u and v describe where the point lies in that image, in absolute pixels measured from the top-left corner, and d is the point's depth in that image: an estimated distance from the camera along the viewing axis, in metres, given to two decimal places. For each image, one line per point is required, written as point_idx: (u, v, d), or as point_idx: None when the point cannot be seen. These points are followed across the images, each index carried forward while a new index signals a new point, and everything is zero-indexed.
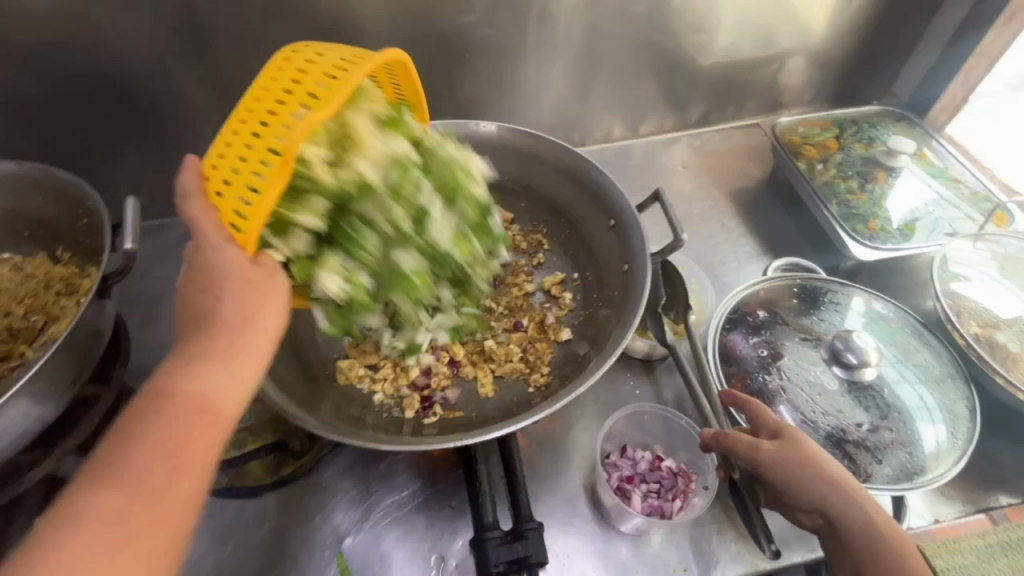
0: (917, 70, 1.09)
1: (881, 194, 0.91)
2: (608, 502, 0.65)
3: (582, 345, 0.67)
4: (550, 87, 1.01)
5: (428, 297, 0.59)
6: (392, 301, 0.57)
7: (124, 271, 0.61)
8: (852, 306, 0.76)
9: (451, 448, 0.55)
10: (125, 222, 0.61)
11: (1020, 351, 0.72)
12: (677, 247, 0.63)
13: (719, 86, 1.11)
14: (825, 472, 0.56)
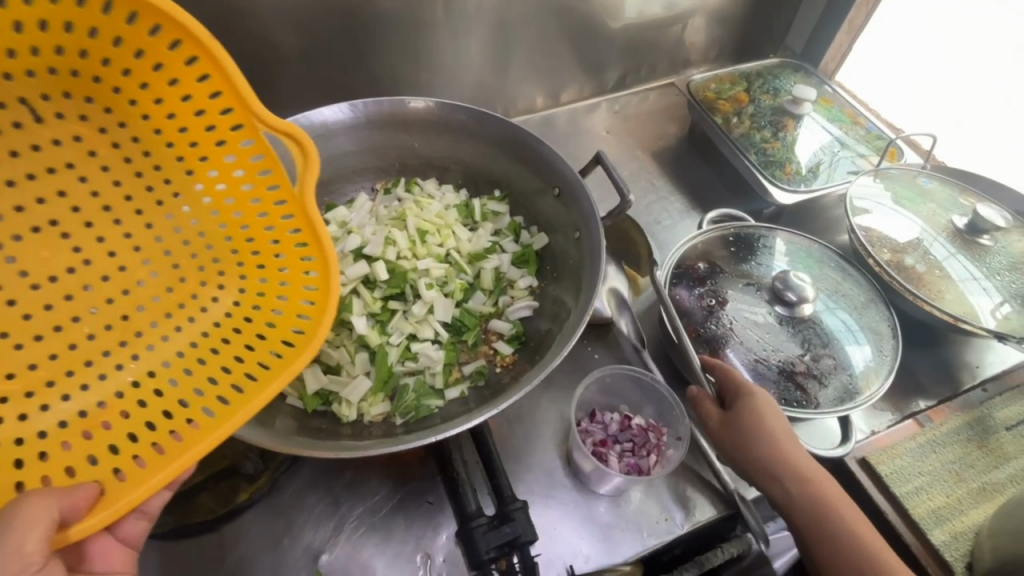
0: (806, 23, 1.17)
1: (792, 140, 0.97)
2: (587, 467, 0.65)
3: (543, 320, 0.66)
4: (468, 60, 0.97)
5: (435, 302, 0.63)
6: (406, 310, 0.63)
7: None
8: (781, 249, 0.81)
9: (430, 443, 0.53)
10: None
11: (924, 271, 0.80)
12: (626, 208, 0.62)
13: (631, 49, 1.12)
14: (756, 433, 0.58)
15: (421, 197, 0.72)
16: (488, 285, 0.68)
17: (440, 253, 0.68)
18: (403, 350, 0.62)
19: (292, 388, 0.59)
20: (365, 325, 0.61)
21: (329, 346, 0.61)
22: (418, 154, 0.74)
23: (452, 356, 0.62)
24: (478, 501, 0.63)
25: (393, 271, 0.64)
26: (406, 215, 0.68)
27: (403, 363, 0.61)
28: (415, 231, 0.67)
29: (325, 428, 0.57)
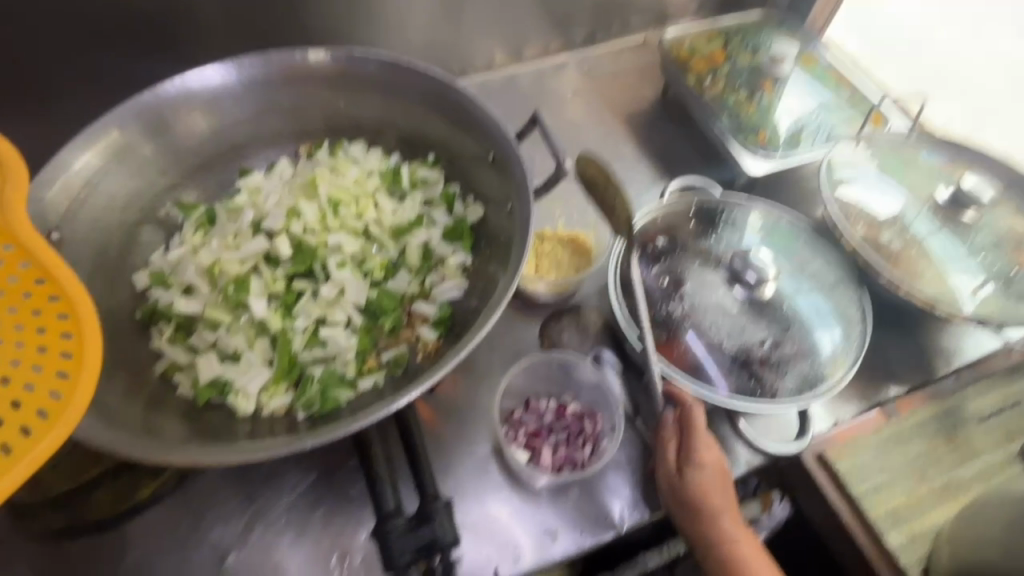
0: None
1: (769, 103, 0.88)
2: (517, 463, 0.61)
3: (472, 300, 0.59)
4: (414, 9, 0.88)
5: (349, 282, 0.57)
6: (316, 290, 0.57)
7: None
8: (748, 223, 0.74)
9: (325, 443, 0.46)
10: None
11: (902, 249, 0.73)
12: (562, 176, 0.55)
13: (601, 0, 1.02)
14: (694, 505, 0.55)
15: (345, 163, 0.65)
16: (415, 261, 0.61)
17: (359, 226, 0.60)
18: (310, 335, 0.55)
19: (186, 376, 0.53)
20: (267, 308, 0.55)
21: (227, 331, 0.54)
22: (343, 115, 0.66)
23: (366, 342, 0.56)
24: (399, 498, 0.58)
25: (302, 247, 0.57)
26: (322, 184, 0.61)
27: (311, 349, 0.55)
28: (329, 202, 0.60)
29: (217, 424, 0.51)
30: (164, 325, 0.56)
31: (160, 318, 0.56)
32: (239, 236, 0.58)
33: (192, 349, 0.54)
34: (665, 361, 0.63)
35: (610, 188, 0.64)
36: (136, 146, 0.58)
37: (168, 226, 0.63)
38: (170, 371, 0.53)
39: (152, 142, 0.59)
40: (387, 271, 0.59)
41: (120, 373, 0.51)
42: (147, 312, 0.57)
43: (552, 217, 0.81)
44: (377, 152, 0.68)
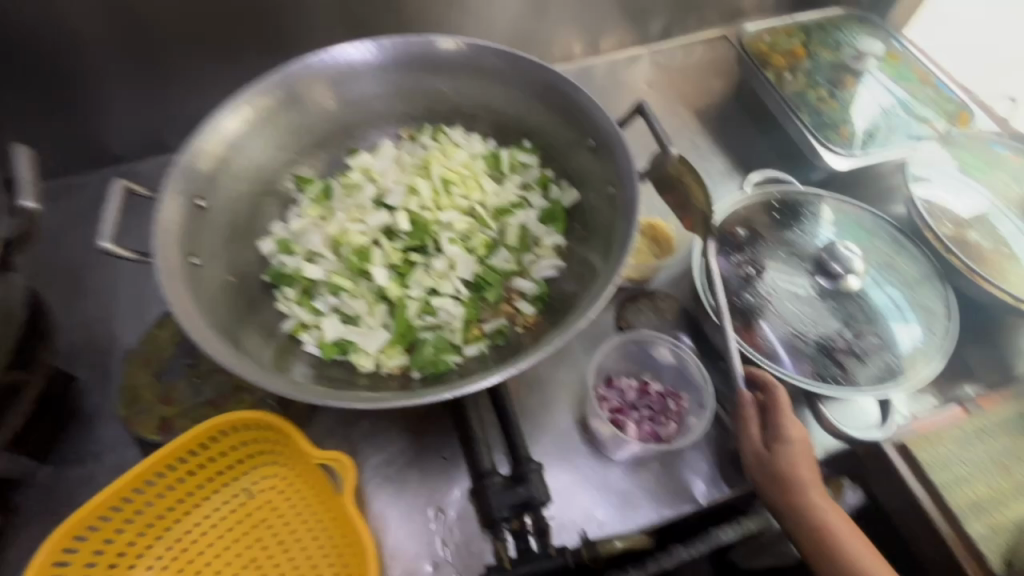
0: None
1: (851, 100, 0.89)
2: (604, 434, 0.64)
3: (568, 279, 0.63)
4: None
5: (457, 256, 0.61)
6: (427, 262, 0.61)
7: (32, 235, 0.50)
8: (830, 217, 0.75)
9: (446, 400, 0.51)
10: (104, 217, 0.53)
11: (989, 248, 0.73)
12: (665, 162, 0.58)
13: None
14: (784, 479, 0.59)
15: (449, 146, 0.69)
16: (514, 242, 0.65)
17: (465, 204, 0.64)
18: (421, 304, 0.60)
19: (311, 335, 0.58)
20: (384, 276, 0.59)
21: (348, 295, 0.59)
22: (447, 100, 0.70)
23: (473, 312, 0.60)
24: (493, 459, 0.62)
25: (415, 221, 0.62)
26: (432, 163, 0.65)
27: (423, 316, 0.59)
28: (440, 180, 0.64)
29: (341, 379, 0.56)
30: (287, 288, 0.61)
31: (285, 282, 0.61)
32: (357, 211, 0.63)
33: (316, 311, 0.59)
34: (749, 346, 0.66)
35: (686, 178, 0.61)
36: (266, 124, 0.63)
37: (286, 199, 0.68)
38: (296, 330, 0.58)
39: (281, 121, 0.64)
40: (490, 249, 0.64)
41: (256, 328, 0.57)
42: (272, 277, 0.62)
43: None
44: (476, 138, 0.72)
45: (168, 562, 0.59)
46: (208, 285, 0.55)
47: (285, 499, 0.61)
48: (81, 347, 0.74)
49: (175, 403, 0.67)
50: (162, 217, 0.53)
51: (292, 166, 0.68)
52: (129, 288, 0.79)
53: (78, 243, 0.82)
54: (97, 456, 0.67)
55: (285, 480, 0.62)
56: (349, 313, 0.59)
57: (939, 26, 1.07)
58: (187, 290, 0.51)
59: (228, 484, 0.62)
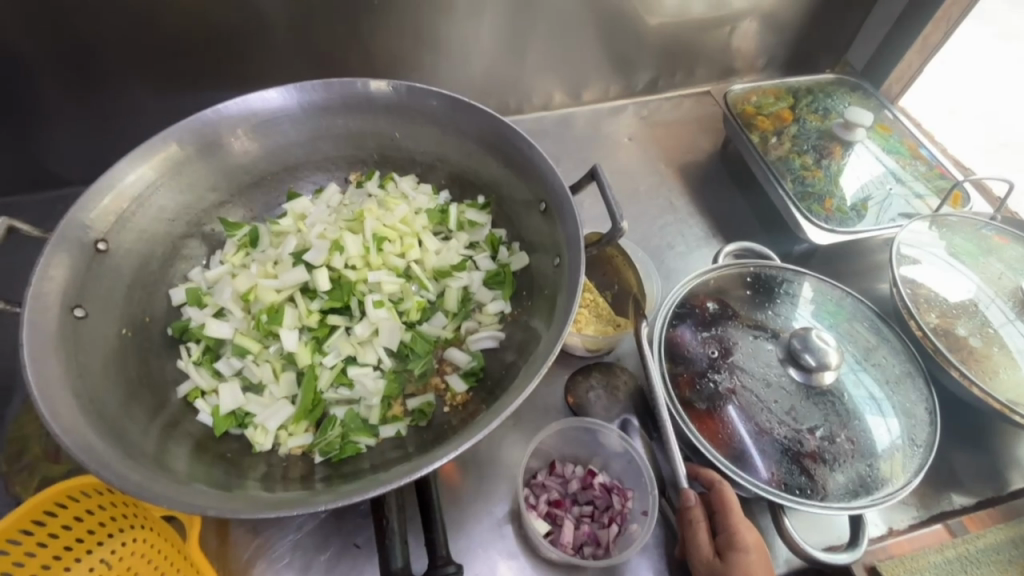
0: (871, 38, 1.04)
1: (837, 170, 0.84)
2: (536, 532, 0.57)
3: (508, 352, 0.56)
4: (478, 43, 0.88)
5: (382, 321, 0.55)
6: (349, 326, 0.55)
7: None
8: (806, 297, 0.69)
9: (333, 503, 0.43)
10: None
11: (979, 345, 0.67)
12: (615, 236, 0.52)
13: (667, 50, 1.01)
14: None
15: (393, 198, 0.64)
16: (454, 308, 0.59)
17: (400, 263, 0.59)
18: (334, 374, 0.53)
19: (207, 403, 0.52)
20: (297, 341, 0.53)
21: (253, 360, 0.53)
22: (398, 146, 0.65)
23: (393, 388, 0.53)
24: (408, 555, 0.54)
25: (340, 280, 0.56)
26: (368, 218, 0.60)
27: (337, 389, 0.53)
28: (372, 237, 0.59)
29: (232, 457, 0.49)
30: (192, 346, 0.55)
31: (190, 338, 0.55)
32: (277, 264, 0.57)
33: (217, 374, 0.53)
34: (707, 442, 0.59)
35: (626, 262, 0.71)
36: (190, 163, 0.58)
37: (212, 241, 0.63)
38: (192, 395, 0.52)
39: (208, 159, 0.59)
40: (423, 313, 0.58)
41: (145, 389, 0.50)
42: (177, 331, 0.56)
43: None
44: (426, 190, 0.67)
45: None
46: (93, 338, 0.49)
47: (147, 560, 0.55)
48: None
49: (62, 462, 0.59)
50: (44, 261, 0.47)
51: (221, 206, 0.62)
52: None
53: None
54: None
55: (151, 540, 0.55)
56: (255, 379, 0.53)
57: (933, 99, 1.04)
58: (56, 346, 0.45)
59: (83, 558, 0.55)
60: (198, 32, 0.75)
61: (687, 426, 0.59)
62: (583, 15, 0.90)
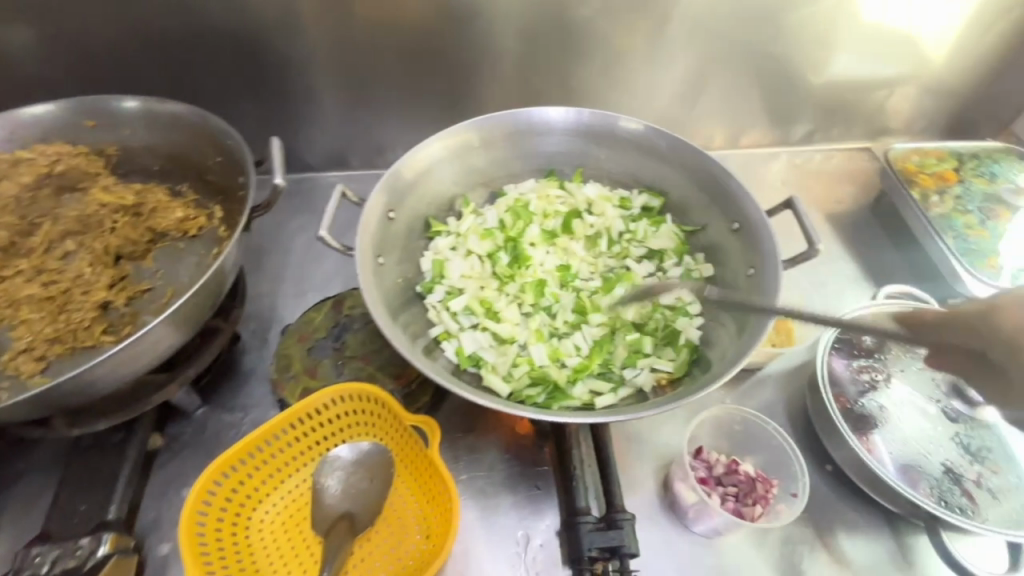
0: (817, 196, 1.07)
1: (1002, 231, 0.88)
2: (686, 500, 0.65)
3: (619, 358, 0.65)
4: (325, 265, 0.94)
5: (570, 307, 0.69)
6: (538, 300, 0.69)
7: (268, 204, 0.64)
8: (1000, 265, 0.84)
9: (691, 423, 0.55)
10: (272, 158, 0.65)
11: (1004, 262, 0.84)
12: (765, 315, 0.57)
13: (743, 82, 1.02)
14: None
15: (542, 192, 0.79)
16: (577, 308, 0.69)
17: (549, 258, 0.74)
18: (537, 336, 0.67)
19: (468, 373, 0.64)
20: (517, 296, 0.70)
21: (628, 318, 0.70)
22: (454, 186, 0.75)
23: (605, 386, 0.63)
24: (822, 509, 0.67)
25: (544, 262, 0.74)
26: (559, 202, 0.78)
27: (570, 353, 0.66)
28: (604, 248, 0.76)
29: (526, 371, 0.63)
30: (439, 301, 0.69)
31: (437, 295, 0.70)
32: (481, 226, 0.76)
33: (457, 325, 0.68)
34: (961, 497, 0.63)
35: (731, 276, 0.67)
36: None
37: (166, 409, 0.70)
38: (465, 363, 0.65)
39: (223, 211, 0.78)
40: (562, 302, 0.70)
41: (412, 321, 0.66)
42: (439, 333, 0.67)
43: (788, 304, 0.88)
44: (595, 188, 0.78)
45: (281, 509, 0.66)
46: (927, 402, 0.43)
47: None
48: (225, 374, 0.79)
49: (318, 378, 0.75)
50: (365, 217, 0.63)
51: (63, 241, 0.73)
52: (298, 276, 0.92)
53: (266, 230, 0.98)
54: (209, 454, 0.73)
55: None
56: (514, 346, 0.66)
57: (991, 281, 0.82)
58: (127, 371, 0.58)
59: None
60: (273, 61, 0.90)
61: (877, 464, 0.64)
62: (649, 22, 0.92)
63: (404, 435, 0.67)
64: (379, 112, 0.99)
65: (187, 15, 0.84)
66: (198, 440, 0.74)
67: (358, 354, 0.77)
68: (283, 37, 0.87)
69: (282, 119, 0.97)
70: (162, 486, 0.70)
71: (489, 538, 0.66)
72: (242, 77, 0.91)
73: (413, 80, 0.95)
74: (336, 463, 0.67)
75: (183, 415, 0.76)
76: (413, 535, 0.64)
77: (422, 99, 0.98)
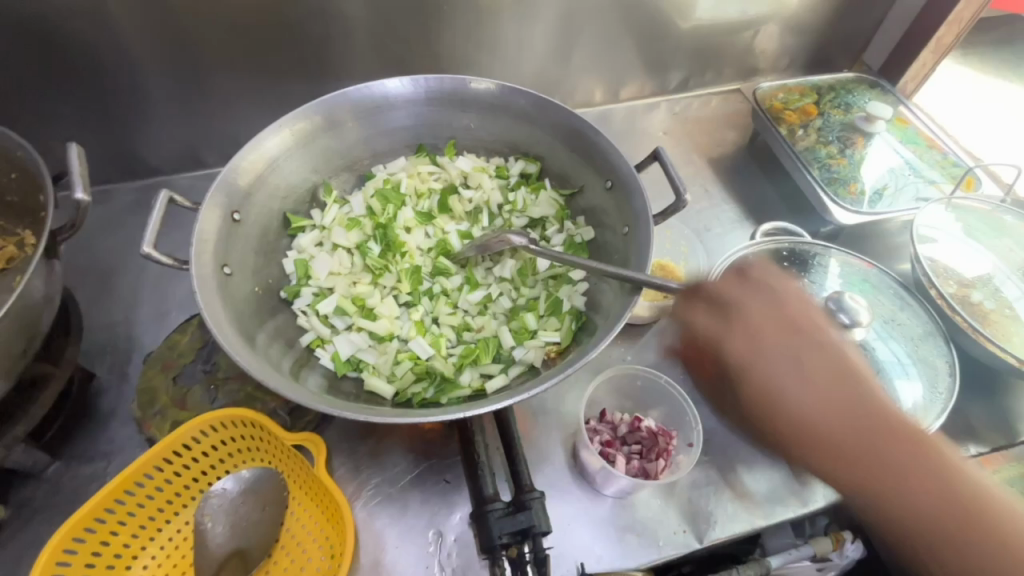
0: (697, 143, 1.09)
1: (860, 158, 0.93)
2: (594, 466, 0.64)
3: (507, 339, 0.63)
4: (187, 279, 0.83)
5: (451, 292, 0.67)
6: (417, 288, 0.66)
7: (76, 225, 0.55)
8: (862, 189, 0.89)
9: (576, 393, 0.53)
10: (71, 168, 0.54)
11: (864, 186, 0.89)
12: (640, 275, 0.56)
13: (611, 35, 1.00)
14: None
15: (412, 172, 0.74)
16: (459, 290, 0.67)
17: (425, 242, 0.70)
18: (419, 327, 0.64)
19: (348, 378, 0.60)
20: (395, 287, 0.67)
21: (515, 293, 0.67)
22: (311, 177, 0.68)
23: (493, 368, 0.61)
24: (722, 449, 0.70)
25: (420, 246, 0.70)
26: (430, 180, 0.74)
27: (457, 340, 0.64)
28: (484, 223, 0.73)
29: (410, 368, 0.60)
30: (308, 305, 0.64)
31: (305, 299, 0.64)
32: (347, 215, 0.71)
33: (332, 329, 0.63)
34: None
35: (610, 238, 0.66)
36: None
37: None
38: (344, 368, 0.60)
39: (36, 233, 0.67)
40: (441, 285, 0.67)
41: (279, 334, 0.60)
42: (311, 338, 0.62)
43: (677, 252, 0.89)
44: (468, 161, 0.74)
45: (162, 560, 0.60)
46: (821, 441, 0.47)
47: None
48: (77, 420, 0.69)
49: (188, 408, 0.67)
50: (200, 226, 0.55)
51: None
52: (155, 295, 0.82)
53: (110, 249, 0.86)
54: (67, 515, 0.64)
55: None
56: (395, 341, 0.62)
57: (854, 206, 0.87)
58: None
59: None
60: (77, 50, 0.76)
61: None
62: None
63: (289, 455, 0.61)
64: (222, 101, 0.87)
65: None
66: (52, 502, 0.65)
67: (233, 375, 0.70)
68: (82, 20, 0.74)
69: (106, 118, 0.84)
70: (14, 561, 0.61)
71: (400, 544, 0.63)
72: (40, 71, 0.76)
73: (256, 59, 0.84)
74: (220, 498, 0.61)
75: (33, 476, 0.66)
76: (316, 556, 0.60)
77: (272, 79, 0.87)
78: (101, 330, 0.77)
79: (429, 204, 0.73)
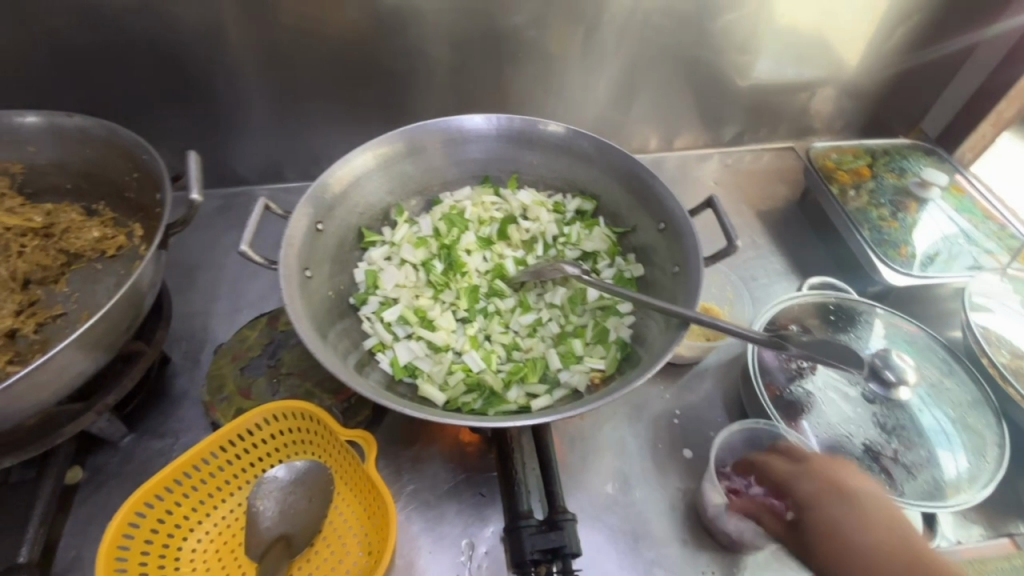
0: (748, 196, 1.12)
1: (913, 222, 0.93)
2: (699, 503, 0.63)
3: (555, 362, 0.66)
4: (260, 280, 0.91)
5: (505, 312, 0.71)
6: (474, 306, 0.71)
7: (187, 222, 0.62)
8: (913, 253, 0.90)
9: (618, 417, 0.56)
10: (189, 172, 0.62)
11: (915, 249, 0.90)
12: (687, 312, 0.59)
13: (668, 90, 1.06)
14: None
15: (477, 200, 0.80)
16: (512, 312, 0.71)
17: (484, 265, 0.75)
18: (472, 342, 0.68)
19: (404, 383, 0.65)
20: (453, 304, 0.71)
21: (563, 319, 0.71)
22: (387, 197, 0.75)
23: (539, 387, 0.64)
24: None
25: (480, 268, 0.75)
26: (494, 208, 0.79)
27: (506, 358, 0.68)
28: (540, 252, 0.78)
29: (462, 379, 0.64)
30: (373, 312, 0.69)
31: (372, 306, 0.70)
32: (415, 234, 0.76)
33: (393, 336, 0.68)
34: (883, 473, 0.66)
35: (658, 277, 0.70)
36: None
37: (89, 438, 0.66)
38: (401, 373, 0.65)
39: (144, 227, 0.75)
40: (497, 306, 0.71)
41: (347, 336, 0.65)
42: (374, 342, 0.67)
43: (721, 297, 0.91)
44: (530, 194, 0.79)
45: (214, 537, 0.64)
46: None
47: None
48: (153, 397, 0.76)
49: (252, 397, 0.73)
50: (291, 232, 0.61)
51: None
52: (231, 292, 0.89)
53: (197, 247, 0.95)
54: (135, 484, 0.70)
55: None
56: (449, 353, 0.67)
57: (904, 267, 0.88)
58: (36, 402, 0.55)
59: None
60: (195, 72, 0.87)
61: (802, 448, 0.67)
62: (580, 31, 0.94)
63: (341, 450, 0.65)
64: (310, 124, 0.97)
65: (98, 24, 0.80)
66: (124, 470, 0.70)
67: (295, 371, 0.75)
68: (206, 47, 0.84)
69: (210, 132, 0.94)
70: (86, 520, 0.66)
71: (433, 549, 0.65)
72: (163, 88, 0.87)
73: (345, 89, 0.93)
74: (273, 484, 0.65)
75: (110, 445, 0.72)
76: (354, 552, 0.63)
77: (356, 107, 0.96)
78: (182, 319, 0.85)
79: (491, 231, 0.78)
